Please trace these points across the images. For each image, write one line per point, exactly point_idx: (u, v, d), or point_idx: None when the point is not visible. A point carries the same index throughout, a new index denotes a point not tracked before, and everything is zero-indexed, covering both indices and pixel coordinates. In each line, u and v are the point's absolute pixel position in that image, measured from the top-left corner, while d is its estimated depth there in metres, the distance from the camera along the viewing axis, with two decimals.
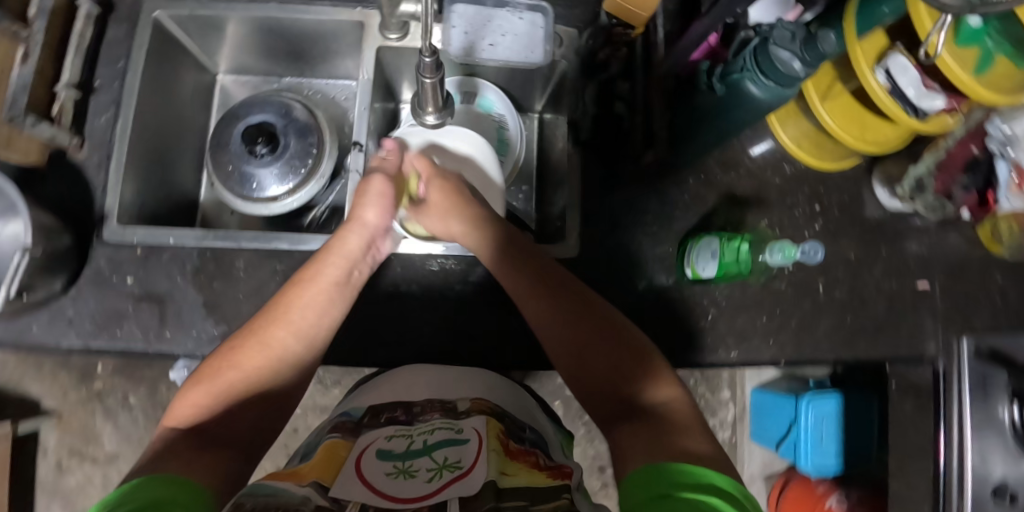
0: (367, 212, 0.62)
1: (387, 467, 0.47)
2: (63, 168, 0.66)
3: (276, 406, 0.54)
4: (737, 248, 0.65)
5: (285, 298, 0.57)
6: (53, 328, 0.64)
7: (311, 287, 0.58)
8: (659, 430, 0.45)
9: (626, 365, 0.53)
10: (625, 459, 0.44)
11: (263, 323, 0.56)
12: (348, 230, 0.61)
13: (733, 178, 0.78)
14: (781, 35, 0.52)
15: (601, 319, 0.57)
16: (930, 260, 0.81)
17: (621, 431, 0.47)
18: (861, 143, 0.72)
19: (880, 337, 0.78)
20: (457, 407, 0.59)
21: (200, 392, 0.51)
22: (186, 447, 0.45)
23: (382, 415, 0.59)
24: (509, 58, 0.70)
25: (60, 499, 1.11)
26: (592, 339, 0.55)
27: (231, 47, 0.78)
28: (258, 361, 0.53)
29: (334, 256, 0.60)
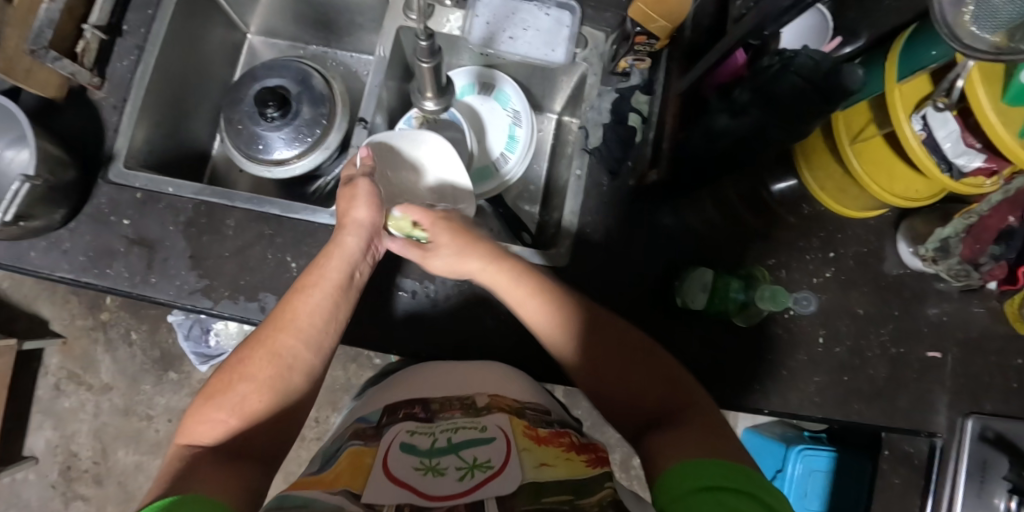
0: (357, 211, 0.60)
1: (414, 463, 0.48)
2: (80, 104, 0.68)
3: (292, 412, 0.54)
4: (727, 286, 0.67)
5: (287, 306, 0.56)
6: (48, 257, 0.66)
7: (312, 292, 0.56)
8: (700, 435, 0.46)
9: (655, 378, 0.53)
10: (659, 459, 0.44)
11: (270, 331, 0.55)
12: (346, 233, 0.59)
13: (745, 211, 0.74)
14: (803, 63, 0.49)
15: (623, 333, 0.56)
16: (947, 329, 0.76)
17: (655, 438, 0.47)
18: (887, 195, 0.68)
19: (876, 401, 0.74)
20: (476, 402, 0.59)
21: (216, 407, 0.50)
22: (212, 463, 0.46)
23: (398, 412, 0.59)
24: (528, 53, 0.68)
25: (53, 419, 1.17)
26: (611, 356, 0.55)
27: (263, 9, 0.80)
28: (266, 369, 0.53)
29: (336, 258, 0.58)
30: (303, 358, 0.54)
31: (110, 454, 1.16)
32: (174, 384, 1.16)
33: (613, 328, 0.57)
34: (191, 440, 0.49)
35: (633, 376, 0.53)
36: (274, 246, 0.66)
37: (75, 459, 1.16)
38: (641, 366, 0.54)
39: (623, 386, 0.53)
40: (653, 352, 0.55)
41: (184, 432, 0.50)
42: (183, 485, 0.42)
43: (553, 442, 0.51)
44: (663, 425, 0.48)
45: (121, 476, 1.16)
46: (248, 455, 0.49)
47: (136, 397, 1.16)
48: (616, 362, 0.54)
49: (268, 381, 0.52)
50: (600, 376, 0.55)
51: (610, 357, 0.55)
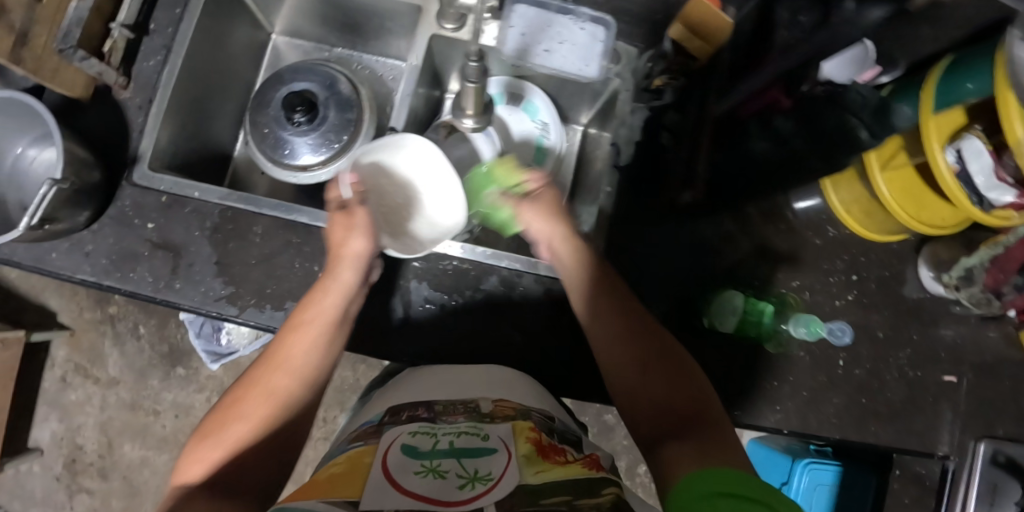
0: (352, 243, 0.59)
1: (415, 465, 0.46)
2: (105, 104, 0.67)
3: (286, 444, 0.54)
4: (762, 309, 0.68)
5: (282, 343, 0.56)
6: (70, 259, 0.65)
7: (305, 324, 0.57)
8: (709, 451, 0.48)
9: (679, 389, 0.55)
10: (673, 467, 0.47)
11: (270, 364, 0.55)
12: (339, 267, 0.59)
13: (772, 232, 0.74)
14: (854, 99, 0.51)
15: (658, 337, 0.58)
16: (964, 354, 0.77)
17: (671, 445, 0.50)
18: (914, 223, 0.69)
19: (892, 424, 0.74)
20: (480, 406, 0.57)
21: (210, 443, 0.51)
22: (198, 501, 0.47)
23: (402, 414, 0.56)
24: (563, 67, 0.68)
25: (58, 411, 1.16)
26: (647, 356, 0.57)
27: (289, 10, 0.78)
28: (260, 405, 0.53)
29: (331, 293, 0.58)
30: (297, 392, 0.55)
31: (115, 448, 1.16)
32: (182, 380, 1.16)
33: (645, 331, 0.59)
34: (187, 475, 0.50)
35: (658, 385, 0.56)
36: (301, 255, 0.65)
37: (80, 452, 1.16)
38: (668, 376, 0.56)
39: (652, 387, 0.56)
40: (678, 361, 0.57)
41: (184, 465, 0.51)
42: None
43: (555, 455, 0.49)
44: (673, 434, 0.51)
45: (125, 471, 1.15)
46: (236, 491, 0.49)
47: (143, 392, 1.16)
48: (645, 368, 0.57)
49: (263, 416, 0.53)
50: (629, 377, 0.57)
51: (646, 356, 0.57)
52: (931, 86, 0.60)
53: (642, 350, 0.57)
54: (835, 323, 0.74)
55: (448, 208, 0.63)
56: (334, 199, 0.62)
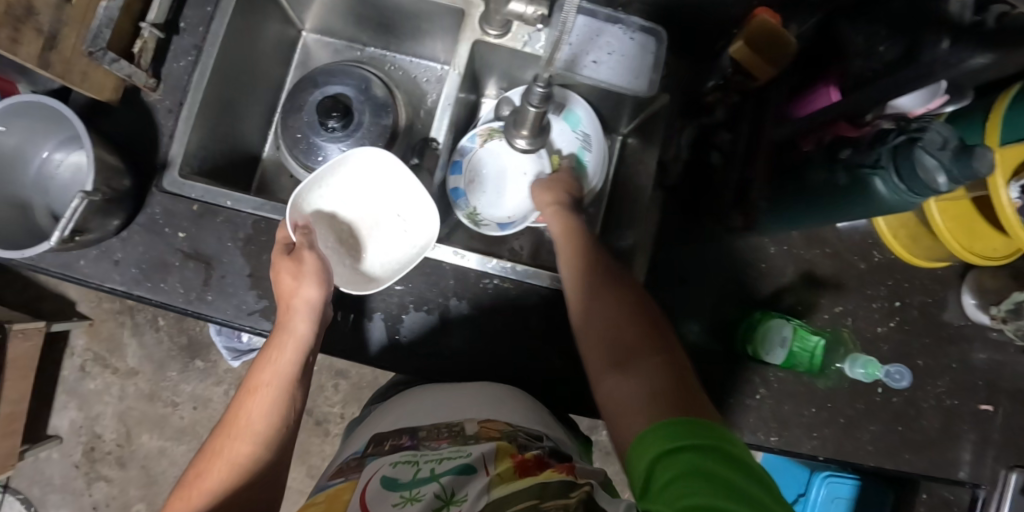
0: (304, 288, 0.56)
1: (393, 498, 0.45)
2: (135, 106, 0.65)
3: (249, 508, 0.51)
4: (814, 342, 0.67)
5: (240, 409, 0.54)
6: (98, 267, 0.63)
7: (268, 373, 0.56)
8: (659, 390, 0.46)
9: (630, 319, 0.53)
10: (621, 416, 0.47)
11: (227, 432, 0.54)
12: (292, 317, 0.56)
13: (816, 256, 0.72)
14: (932, 139, 0.46)
15: (610, 277, 0.57)
16: (1002, 383, 0.74)
17: (615, 383, 0.49)
18: (967, 253, 0.65)
19: (927, 454, 0.72)
20: (465, 429, 0.54)
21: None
22: None
23: (386, 442, 0.55)
24: (612, 79, 0.66)
25: (77, 399, 1.16)
26: (600, 292, 0.55)
27: (321, 7, 0.75)
28: (220, 470, 0.52)
29: (288, 350, 0.56)
30: (259, 453, 0.53)
31: (134, 438, 1.16)
32: (200, 373, 1.16)
33: (597, 274, 0.57)
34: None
35: (609, 318, 0.53)
36: None
37: (98, 441, 1.16)
38: (621, 309, 0.54)
39: (602, 319, 0.54)
40: (633, 297, 0.55)
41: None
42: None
43: (536, 469, 0.46)
44: (621, 372, 0.49)
45: (144, 461, 1.16)
46: None
47: (161, 383, 1.16)
48: (597, 305, 0.55)
49: (221, 484, 0.51)
50: (582, 316, 0.56)
51: (599, 292, 0.55)
52: (996, 119, 0.56)
53: (594, 289, 0.56)
54: (894, 366, 0.72)
55: (419, 215, 0.65)
56: (281, 241, 0.60)
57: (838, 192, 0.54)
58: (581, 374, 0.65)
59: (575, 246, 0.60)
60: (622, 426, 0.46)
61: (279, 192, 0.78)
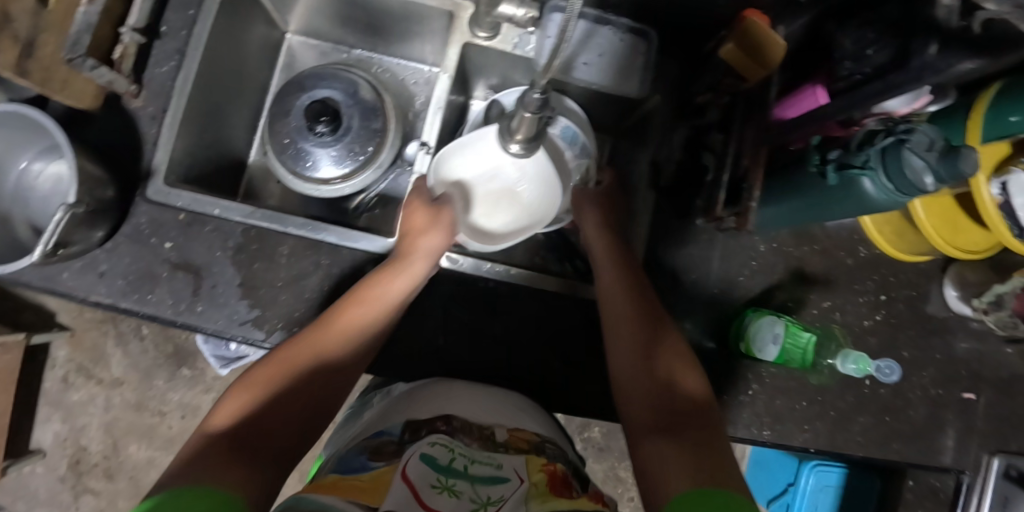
0: (422, 242, 0.61)
1: (431, 479, 0.43)
2: (117, 113, 0.63)
3: (311, 412, 0.53)
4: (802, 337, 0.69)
5: (339, 313, 0.56)
6: (83, 279, 0.61)
7: (368, 306, 0.56)
8: (705, 461, 0.45)
9: (684, 391, 0.53)
10: (659, 474, 0.45)
11: (315, 346, 0.54)
12: (412, 260, 0.60)
13: (805, 253, 0.73)
14: (919, 140, 0.47)
15: (660, 334, 0.57)
16: (984, 372, 0.76)
17: (655, 445, 0.48)
18: (948, 246, 0.67)
19: (913, 443, 0.74)
20: (495, 435, 0.52)
21: (246, 392, 0.52)
22: (224, 453, 0.45)
23: (422, 432, 0.51)
24: (601, 82, 0.68)
25: (61, 411, 1.14)
26: (649, 348, 0.55)
27: (305, 9, 0.74)
28: (296, 375, 0.53)
29: (400, 279, 0.58)
30: (336, 371, 0.55)
31: (121, 449, 1.14)
32: (187, 381, 1.14)
33: (652, 327, 0.57)
34: (215, 425, 0.49)
35: (662, 382, 0.53)
36: (332, 276, 0.62)
37: (84, 453, 1.14)
38: (677, 379, 0.54)
39: (645, 383, 0.54)
40: (681, 360, 0.55)
41: (216, 416, 0.50)
42: (190, 475, 0.42)
43: (565, 490, 0.46)
44: (663, 436, 0.49)
45: (132, 472, 1.14)
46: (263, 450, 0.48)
47: (148, 392, 1.14)
48: (649, 362, 0.55)
49: (297, 383, 0.53)
50: (630, 370, 0.55)
51: (648, 348, 0.55)
52: (978, 116, 0.57)
53: (642, 339, 0.56)
54: (883, 360, 0.73)
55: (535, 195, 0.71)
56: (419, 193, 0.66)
57: (828, 192, 0.55)
58: (580, 376, 0.65)
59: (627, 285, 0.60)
60: (655, 486, 0.45)
61: (267, 198, 0.77)
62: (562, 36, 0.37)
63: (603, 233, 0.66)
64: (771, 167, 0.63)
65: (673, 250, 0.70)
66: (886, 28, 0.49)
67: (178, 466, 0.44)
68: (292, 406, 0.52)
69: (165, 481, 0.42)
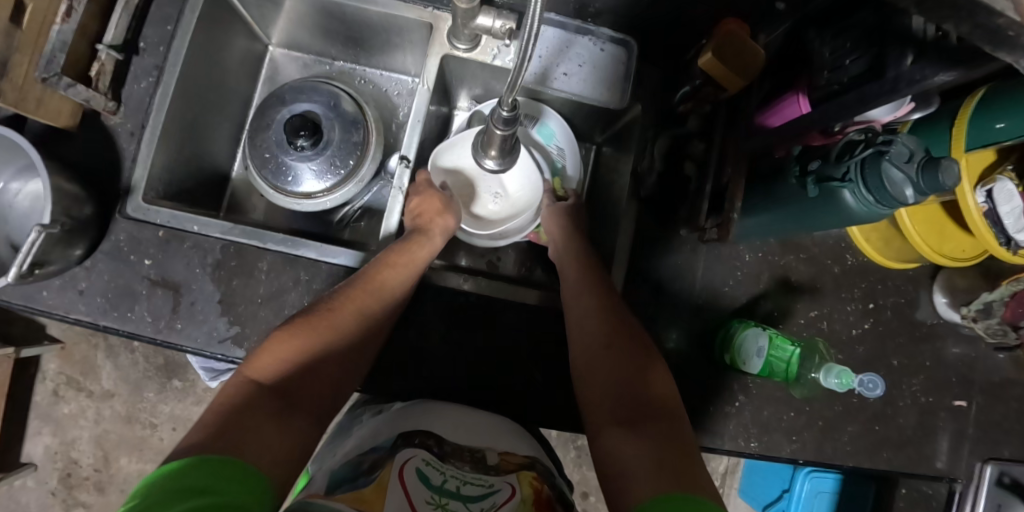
0: (446, 218, 0.65)
1: (425, 496, 0.44)
2: (95, 130, 0.63)
3: (346, 369, 0.53)
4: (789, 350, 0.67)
5: (374, 273, 0.57)
6: (63, 298, 0.61)
7: (400, 274, 0.58)
8: (666, 455, 0.44)
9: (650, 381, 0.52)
10: (621, 469, 0.44)
11: (349, 307, 0.55)
12: (434, 231, 0.64)
13: (791, 261, 0.72)
14: (898, 152, 0.47)
15: (626, 327, 0.57)
16: (973, 379, 0.75)
17: (616, 436, 0.47)
18: (935, 255, 0.66)
19: (903, 451, 0.73)
20: (487, 458, 0.51)
21: (288, 344, 0.50)
22: (269, 409, 0.45)
23: (414, 439, 0.51)
24: (582, 92, 0.68)
25: (52, 424, 1.13)
26: (614, 342, 0.55)
27: (286, 22, 0.73)
28: (335, 332, 0.53)
29: (424, 250, 0.61)
30: (372, 330, 0.55)
31: (112, 462, 1.13)
32: (178, 392, 1.13)
33: (616, 323, 0.56)
34: (257, 373, 0.48)
35: (621, 371, 0.53)
36: (312, 292, 0.62)
37: (75, 467, 1.13)
38: (644, 370, 0.53)
39: (606, 373, 0.53)
40: (640, 352, 0.55)
41: (251, 365, 0.48)
42: (236, 431, 0.41)
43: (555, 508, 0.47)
44: (625, 428, 0.48)
45: (123, 485, 1.13)
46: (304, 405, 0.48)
47: (138, 405, 1.13)
48: (609, 352, 0.54)
49: (336, 340, 0.52)
50: (594, 365, 0.55)
51: (612, 342, 0.55)
52: (962, 123, 0.56)
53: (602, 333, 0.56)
54: (867, 374, 0.69)
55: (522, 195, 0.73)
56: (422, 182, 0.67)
57: (810, 203, 0.54)
58: (564, 389, 0.64)
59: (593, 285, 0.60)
60: (620, 484, 0.44)
61: (251, 211, 0.77)
62: (520, 59, 0.37)
63: (569, 239, 0.66)
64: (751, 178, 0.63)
65: (656, 260, 0.69)
66: (862, 38, 0.48)
67: (221, 416, 0.43)
68: (337, 359, 0.52)
69: (209, 435, 0.41)
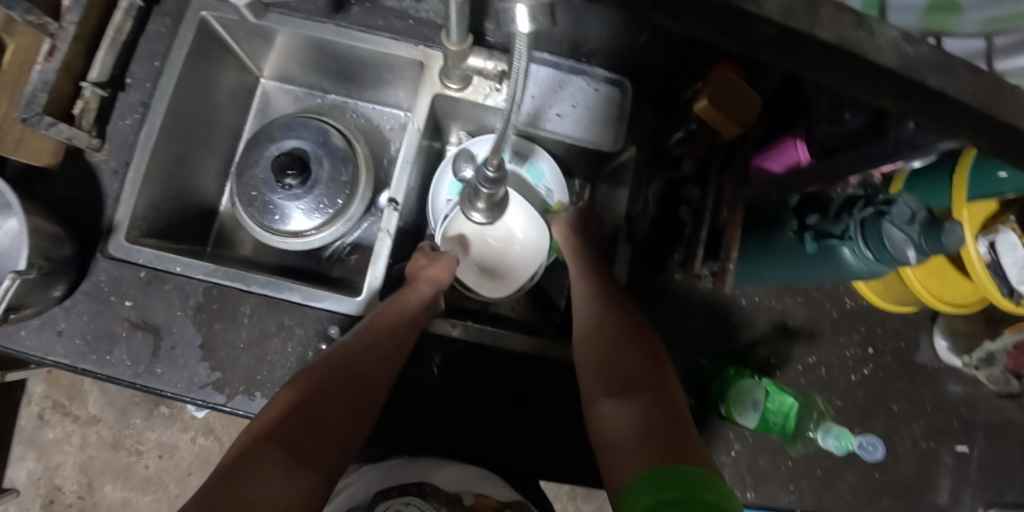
0: (439, 271, 0.63)
1: None
2: (78, 169, 0.61)
3: (358, 395, 0.51)
4: (781, 401, 0.65)
5: (379, 313, 0.57)
6: (40, 340, 0.59)
7: (397, 316, 0.56)
8: (658, 430, 0.44)
9: (644, 366, 0.51)
10: (619, 449, 0.44)
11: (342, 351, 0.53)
12: (417, 283, 0.62)
13: (788, 305, 0.71)
14: (899, 213, 0.45)
15: (626, 315, 0.56)
16: (977, 425, 0.73)
17: (611, 414, 0.47)
18: (937, 302, 0.64)
19: (905, 499, 0.71)
20: (462, 500, 0.54)
21: (289, 395, 0.49)
22: (266, 451, 0.43)
23: (392, 492, 0.54)
24: (575, 132, 0.68)
25: (35, 449, 1.11)
26: (611, 327, 0.54)
27: (277, 58, 0.72)
28: (331, 370, 0.51)
29: (413, 296, 0.60)
30: (376, 357, 0.53)
31: (95, 489, 1.11)
32: (166, 419, 1.12)
33: (608, 313, 0.56)
34: (259, 425, 0.47)
35: (613, 358, 0.52)
36: (295, 337, 0.60)
37: (59, 493, 1.11)
38: (635, 358, 0.51)
39: (602, 353, 0.53)
40: (638, 332, 0.54)
41: (256, 425, 0.47)
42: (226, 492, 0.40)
43: None
44: (622, 405, 0.47)
45: None
46: (302, 449, 0.45)
47: (125, 431, 1.12)
48: (605, 337, 0.54)
49: (337, 364, 0.52)
50: (587, 348, 0.54)
51: (610, 326, 0.54)
52: (963, 173, 0.53)
53: (601, 321, 0.55)
54: (865, 436, 0.69)
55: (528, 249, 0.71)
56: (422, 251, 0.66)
57: (807, 257, 0.53)
58: (555, 438, 0.62)
59: (597, 287, 0.59)
60: (615, 461, 0.44)
61: (239, 245, 0.75)
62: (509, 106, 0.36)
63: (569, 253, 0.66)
64: (745, 225, 0.62)
65: (650, 303, 0.68)
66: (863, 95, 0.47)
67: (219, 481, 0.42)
68: (346, 384, 0.50)
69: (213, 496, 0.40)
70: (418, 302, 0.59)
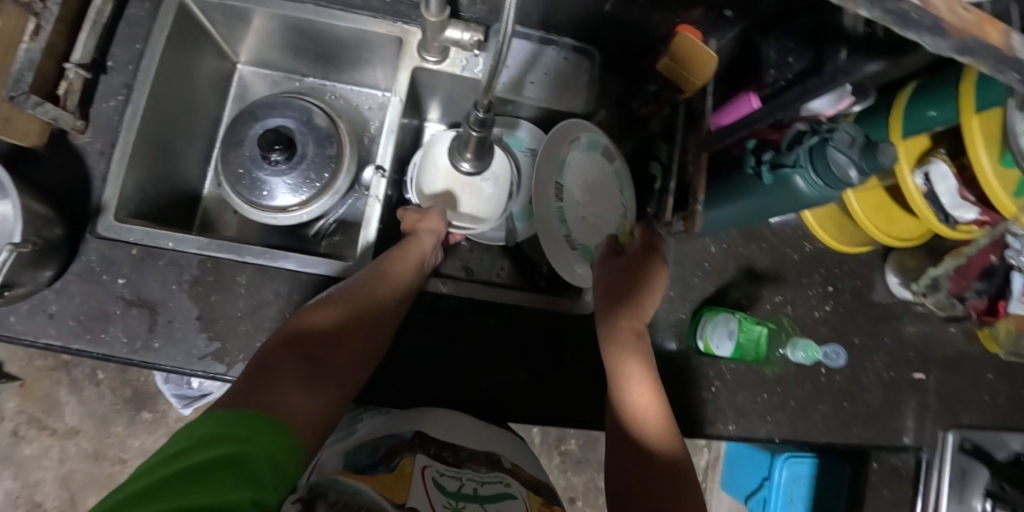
0: (433, 221, 0.66)
1: (442, 499, 0.47)
2: (63, 151, 0.62)
3: (368, 342, 0.55)
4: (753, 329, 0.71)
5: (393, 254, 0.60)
6: (31, 322, 0.59)
7: (408, 266, 0.60)
8: None
9: (649, 423, 0.55)
10: None
11: (361, 296, 0.55)
12: (422, 230, 0.64)
13: (754, 251, 0.77)
14: (840, 138, 0.50)
15: (656, 412, 0.56)
16: (929, 352, 0.79)
17: None
18: (886, 237, 0.71)
19: (872, 425, 0.76)
20: (501, 462, 0.56)
21: (312, 317, 0.53)
22: (291, 376, 0.47)
23: (430, 447, 0.53)
24: (547, 98, 0.73)
25: (11, 467, 1.08)
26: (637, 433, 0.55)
27: (254, 42, 0.74)
28: (350, 313, 0.54)
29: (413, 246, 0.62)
30: (384, 306, 0.56)
31: (78, 503, 1.08)
32: (148, 425, 1.10)
33: (634, 412, 0.56)
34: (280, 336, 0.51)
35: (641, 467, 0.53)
36: (292, 304, 0.62)
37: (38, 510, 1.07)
38: (647, 407, 0.56)
39: (628, 463, 0.54)
40: (666, 439, 0.55)
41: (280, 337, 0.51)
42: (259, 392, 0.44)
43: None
44: None
45: None
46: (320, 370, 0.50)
47: (106, 440, 1.09)
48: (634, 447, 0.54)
49: (352, 309, 0.55)
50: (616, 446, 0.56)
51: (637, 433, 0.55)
52: (898, 112, 0.59)
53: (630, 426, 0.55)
54: (829, 346, 0.76)
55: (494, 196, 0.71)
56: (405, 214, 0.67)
57: (765, 190, 0.58)
58: (549, 385, 0.66)
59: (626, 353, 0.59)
60: None
61: (224, 228, 0.77)
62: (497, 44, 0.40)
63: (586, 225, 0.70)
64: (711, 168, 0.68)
65: None
66: (802, 38, 0.53)
67: (247, 379, 0.47)
68: (361, 336, 0.54)
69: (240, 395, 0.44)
70: (415, 245, 0.62)
